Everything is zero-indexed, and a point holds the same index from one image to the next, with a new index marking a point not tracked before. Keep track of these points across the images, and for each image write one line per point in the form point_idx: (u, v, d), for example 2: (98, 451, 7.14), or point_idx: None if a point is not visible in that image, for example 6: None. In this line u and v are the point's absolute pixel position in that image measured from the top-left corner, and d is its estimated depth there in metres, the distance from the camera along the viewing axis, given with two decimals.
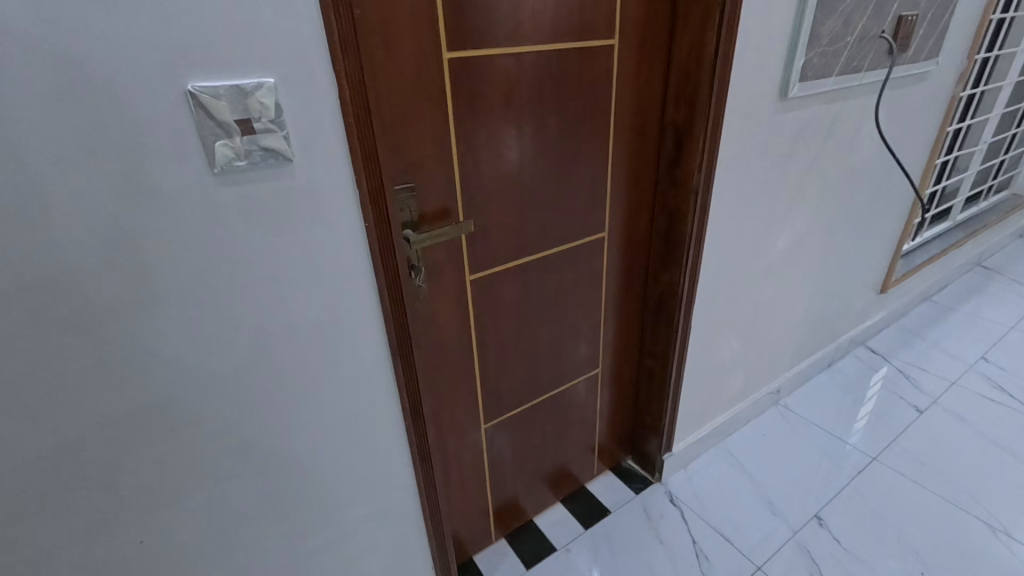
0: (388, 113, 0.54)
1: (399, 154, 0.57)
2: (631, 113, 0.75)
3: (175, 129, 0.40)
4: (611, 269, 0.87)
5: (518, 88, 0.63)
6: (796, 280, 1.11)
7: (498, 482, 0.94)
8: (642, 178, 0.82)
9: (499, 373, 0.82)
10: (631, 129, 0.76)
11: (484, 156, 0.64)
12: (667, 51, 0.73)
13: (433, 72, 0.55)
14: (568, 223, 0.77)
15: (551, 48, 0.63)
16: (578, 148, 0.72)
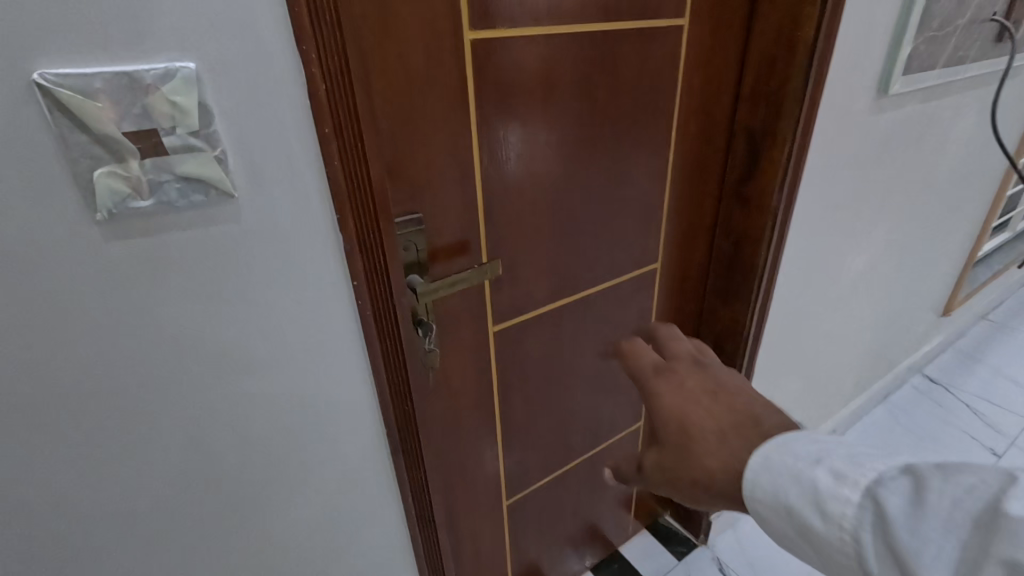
0: (387, 117, 0.38)
1: (401, 173, 0.41)
2: (697, 115, 0.59)
3: (34, 152, 0.25)
4: (661, 306, 0.71)
5: (561, 84, 0.47)
6: (863, 309, 0.95)
7: (521, 556, 0.79)
8: (704, 197, 0.66)
9: (525, 438, 0.66)
10: (695, 134, 0.60)
11: (516, 176, 0.48)
12: (747, 35, 0.57)
13: (449, 58, 0.39)
14: (615, 256, 0.61)
15: (605, 27, 0.46)
16: (631, 161, 0.56)
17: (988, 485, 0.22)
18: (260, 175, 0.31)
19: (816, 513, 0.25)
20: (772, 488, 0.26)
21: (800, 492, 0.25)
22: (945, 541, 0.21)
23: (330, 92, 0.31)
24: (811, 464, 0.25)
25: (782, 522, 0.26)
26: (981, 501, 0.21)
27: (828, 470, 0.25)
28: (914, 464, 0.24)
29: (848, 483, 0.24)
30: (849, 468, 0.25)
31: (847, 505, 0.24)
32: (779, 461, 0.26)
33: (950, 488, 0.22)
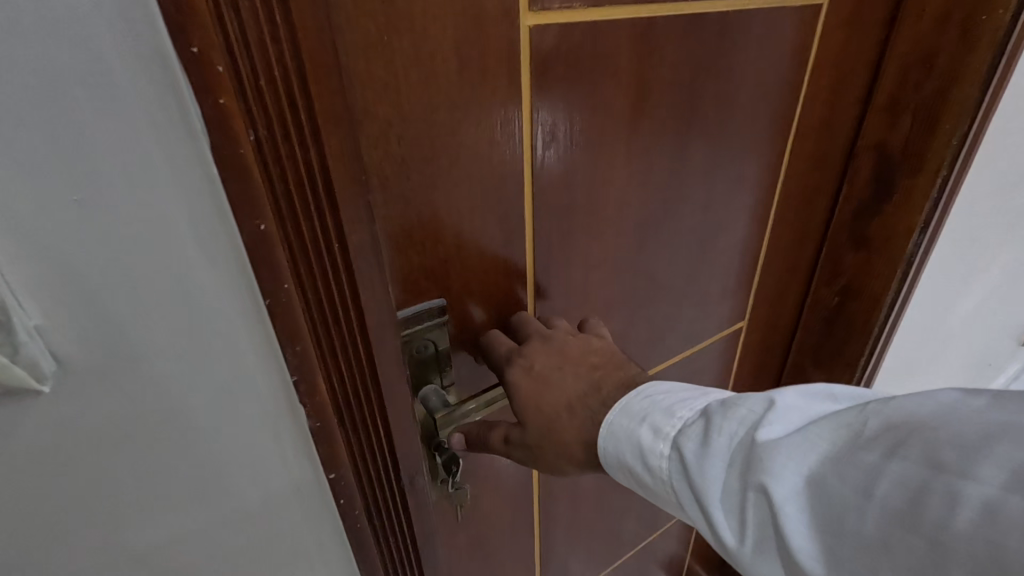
0: (384, 163, 0.23)
1: (413, 247, 0.26)
2: (815, 131, 0.43)
3: None
4: (742, 370, 0.55)
5: (655, 95, 0.31)
6: (963, 357, 0.80)
7: None
8: (807, 235, 0.50)
9: (568, 542, 0.52)
10: (811, 157, 0.44)
11: (583, 232, 0.32)
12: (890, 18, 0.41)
13: (499, 57, 0.24)
14: (699, 319, 0.45)
15: (718, 7, 0.30)
16: (728, 198, 0.40)
17: (755, 416, 0.23)
18: (120, 322, 0.20)
19: (640, 467, 0.26)
20: (614, 452, 0.28)
21: (630, 449, 0.27)
22: (724, 475, 0.23)
23: (274, 147, 0.19)
24: (637, 423, 0.27)
25: (628, 482, 0.28)
26: (747, 430, 0.23)
27: (649, 427, 0.27)
28: (712, 411, 0.25)
29: (662, 437, 0.26)
30: (666, 422, 0.26)
31: (662, 457, 0.26)
32: (617, 424, 0.28)
33: (729, 424, 0.24)
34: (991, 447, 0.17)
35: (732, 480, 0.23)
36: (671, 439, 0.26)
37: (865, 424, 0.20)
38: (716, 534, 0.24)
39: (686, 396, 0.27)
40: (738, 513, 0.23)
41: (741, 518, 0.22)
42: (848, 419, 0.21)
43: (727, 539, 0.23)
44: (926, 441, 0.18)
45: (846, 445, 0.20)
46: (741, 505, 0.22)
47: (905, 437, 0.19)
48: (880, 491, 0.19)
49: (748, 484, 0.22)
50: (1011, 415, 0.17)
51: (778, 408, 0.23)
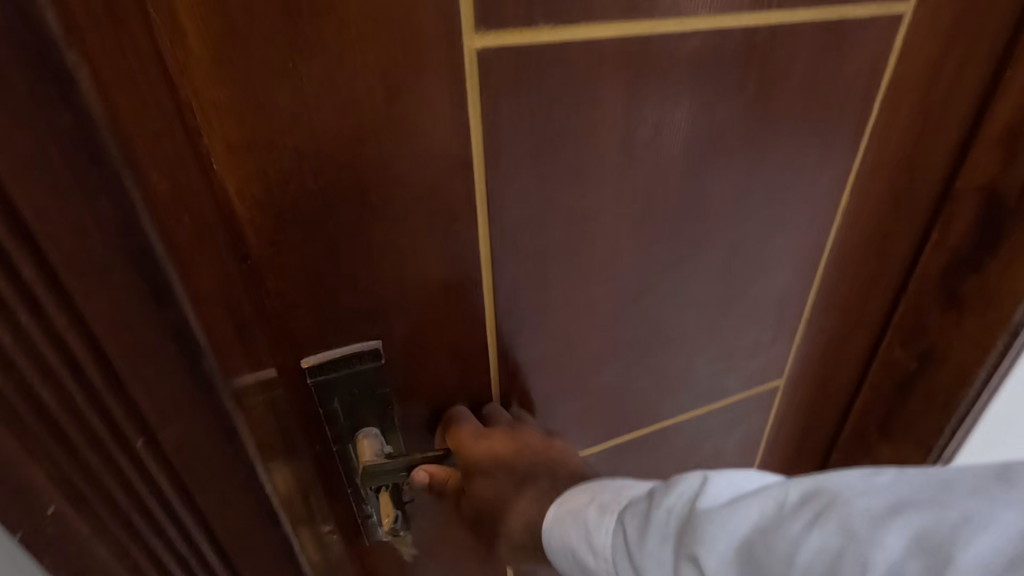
0: (296, 199, 0.21)
1: (335, 289, 0.23)
2: (890, 169, 0.35)
3: None
4: (781, 433, 0.48)
5: (656, 127, 0.26)
6: None
7: None
8: (876, 287, 0.42)
9: None
10: (884, 197, 0.36)
11: (562, 277, 0.28)
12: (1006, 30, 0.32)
13: (438, 84, 0.21)
14: (722, 377, 0.39)
15: (744, 21, 0.25)
16: (764, 240, 0.34)
17: (690, 491, 0.21)
18: None
19: (585, 549, 0.25)
20: (557, 532, 0.26)
21: (577, 532, 0.25)
22: (666, 552, 0.21)
23: (38, 381, 0.17)
24: (586, 503, 0.26)
25: (572, 565, 0.26)
26: (684, 505, 0.21)
27: (596, 505, 0.25)
28: (657, 488, 0.23)
29: (608, 514, 0.24)
30: (611, 501, 0.25)
31: (607, 535, 0.24)
32: (566, 504, 0.27)
33: (668, 502, 0.22)
34: (896, 520, 0.16)
35: (669, 555, 0.21)
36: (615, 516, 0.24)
37: (786, 495, 0.19)
38: None
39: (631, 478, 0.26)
40: None
41: None
42: (772, 493, 0.19)
43: None
44: (844, 517, 0.17)
45: (771, 516, 0.18)
46: None
47: (823, 509, 0.17)
48: (800, 567, 0.17)
49: (681, 560, 0.20)
50: (912, 490, 0.17)
51: (710, 481, 0.21)
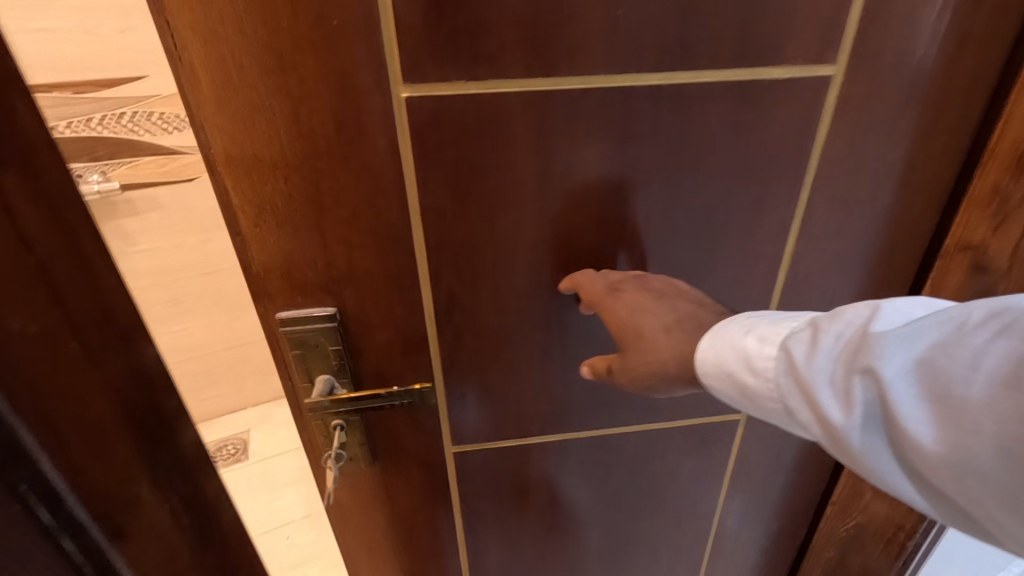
0: (273, 198, 0.29)
1: (307, 267, 0.32)
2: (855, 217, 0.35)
3: None
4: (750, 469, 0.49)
5: (574, 153, 0.31)
6: None
7: None
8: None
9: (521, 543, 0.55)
10: (843, 251, 0.37)
11: (498, 274, 0.34)
12: (977, 74, 0.32)
13: (373, 121, 0.28)
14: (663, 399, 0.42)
15: (647, 80, 0.29)
16: (710, 266, 0.36)
17: (860, 317, 0.25)
18: None
19: (746, 370, 0.28)
20: (714, 359, 0.29)
21: (735, 357, 0.29)
22: (829, 367, 0.25)
23: None
24: (745, 334, 0.29)
25: (719, 394, 0.30)
26: (854, 329, 0.25)
27: (755, 336, 0.28)
28: (817, 318, 0.27)
29: (770, 342, 0.28)
30: (770, 331, 0.28)
31: (768, 360, 0.28)
32: (721, 338, 0.29)
33: (836, 325, 0.26)
34: None
35: (835, 370, 0.25)
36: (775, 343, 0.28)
37: (968, 314, 0.22)
38: (821, 419, 0.25)
39: (772, 312, 0.30)
40: (843, 397, 0.24)
41: (848, 395, 0.24)
42: (952, 313, 0.23)
43: (834, 417, 0.25)
44: None
45: (951, 329, 0.22)
46: (846, 389, 0.24)
47: (1010, 323, 0.21)
48: (986, 367, 0.21)
49: (851, 369, 0.24)
50: None
51: (880, 308, 0.25)
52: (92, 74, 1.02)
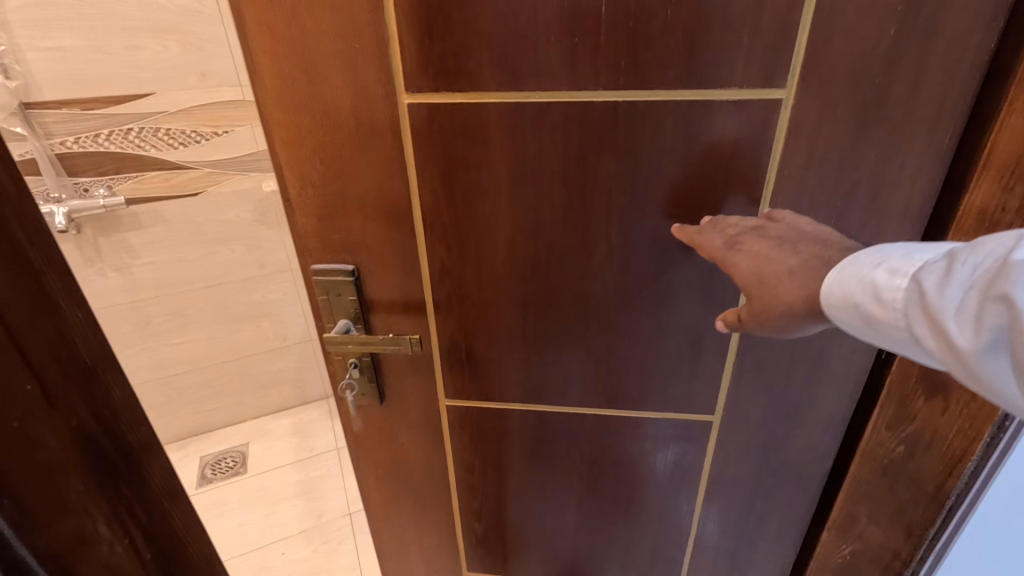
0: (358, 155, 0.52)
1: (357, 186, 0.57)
2: (642, 177, 0.58)
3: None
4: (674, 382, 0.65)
5: (493, 131, 0.56)
6: None
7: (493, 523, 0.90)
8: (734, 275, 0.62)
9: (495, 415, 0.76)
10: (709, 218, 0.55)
11: (478, 206, 0.60)
12: (765, 111, 0.54)
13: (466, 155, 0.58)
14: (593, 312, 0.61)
15: None
16: (593, 211, 0.60)
17: (1003, 247, 0.36)
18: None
19: (875, 297, 0.42)
20: (841, 290, 0.44)
21: (866, 286, 0.42)
22: (961, 292, 0.37)
23: None
24: (875, 266, 0.42)
25: (853, 313, 0.43)
26: (992, 260, 0.36)
27: (886, 268, 0.42)
28: (958, 250, 0.38)
29: (899, 273, 0.41)
30: (899, 266, 0.41)
31: (900, 286, 0.41)
32: (856, 268, 0.43)
33: (974, 258, 0.37)
34: None
35: (971, 296, 0.36)
36: (908, 274, 0.40)
37: None
38: (953, 337, 0.37)
39: (911, 248, 0.42)
40: (974, 319, 0.36)
41: (980, 319, 0.35)
42: None
43: (963, 340, 0.36)
44: None
45: None
46: (978, 313, 0.36)
47: None
48: None
49: (987, 298, 0.35)
50: None
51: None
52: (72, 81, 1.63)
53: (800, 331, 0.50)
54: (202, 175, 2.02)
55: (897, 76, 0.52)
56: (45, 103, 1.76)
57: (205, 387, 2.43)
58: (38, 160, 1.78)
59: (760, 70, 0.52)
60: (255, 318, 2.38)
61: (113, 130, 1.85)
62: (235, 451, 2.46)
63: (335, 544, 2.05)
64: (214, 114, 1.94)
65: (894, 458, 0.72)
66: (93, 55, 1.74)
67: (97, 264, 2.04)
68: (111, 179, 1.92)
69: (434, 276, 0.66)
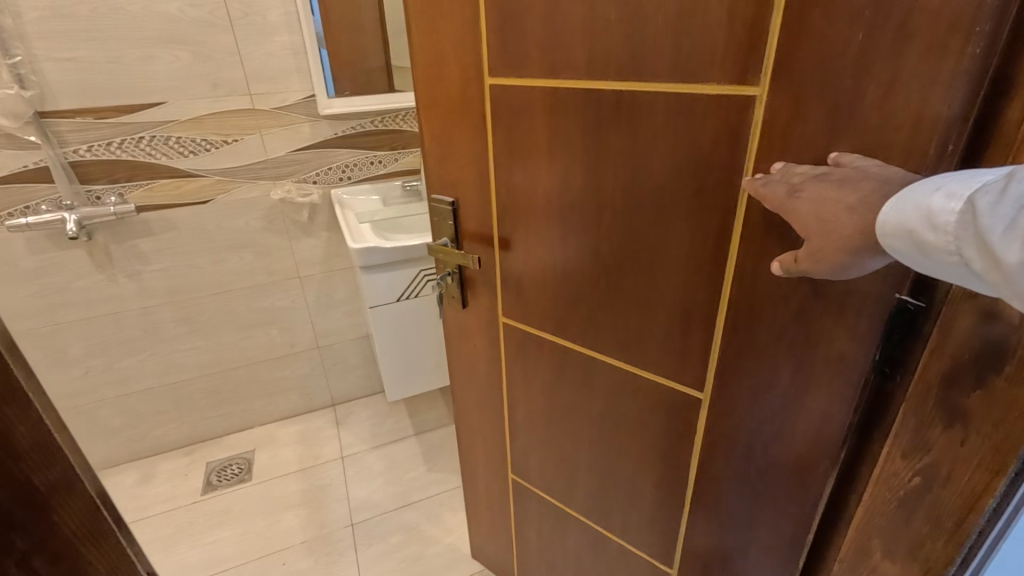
0: (476, 111, 0.99)
1: (464, 133, 1.04)
2: (638, 150, 0.81)
3: None
4: (657, 313, 0.92)
5: (537, 111, 0.90)
6: None
7: (515, 404, 1.34)
8: (717, 252, 0.80)
9: (524, 315, 1.17)
10: (683, 187, 0.79)
11: (529, 159, 0.96)
12: (740, 107, 0.69)
13: (522, 123, 0.94)
14: (594, 237, 0.94)
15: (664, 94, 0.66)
16: (604, 175, 0.87)
17: None
18: None
19: (932, 221, 0.49)
20: (899, 217, 0.51)
21: (926, 212, 0.49)
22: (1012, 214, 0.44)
23: None
24: (934, 194, 0.49)
25: (910, 238, 0.50)
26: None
27: (944, 196, 0.48)
28: (1009, 176, 0.45)
29: (956, 199, 0.47)
30: (955, 193, 0.48)
31: (956, 209, 0.47)
32: (915, 198, 0.50)
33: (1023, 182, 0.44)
34: None
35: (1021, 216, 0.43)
36: (961, 199, 0.47)
37: None
38: (1003, 251, 0.45)
39: (960, 177, 0.49)
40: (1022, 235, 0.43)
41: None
42: None
43: (1013, 254, 0.44)
44: None
45: None
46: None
47: None
48: None
49: None
50: None
51: None
52: (96, 96, 1.89)
53: (859, 263, 0.58)
54: (211, 183, 2.19)
55: (869, 81, 0.58)
56: (61, 112, 1.88)
57: (211, 393, 2.63)
58: (53, 167, 1.90)
59: (737, 68, 0.67)
60: (263, 324, 2.56)
61: (126, 138, 2.00)
62: (241, 458, 2.64)
63: (337, 556, 2.15)
64: (226, 123, 2.11)
65: (910, 489, 0.72)
66: (109, 65, 1.87)
67: (109, 271, 2.19)
68: (123, 186, 2.08)
69: (509, 205, 1.05)
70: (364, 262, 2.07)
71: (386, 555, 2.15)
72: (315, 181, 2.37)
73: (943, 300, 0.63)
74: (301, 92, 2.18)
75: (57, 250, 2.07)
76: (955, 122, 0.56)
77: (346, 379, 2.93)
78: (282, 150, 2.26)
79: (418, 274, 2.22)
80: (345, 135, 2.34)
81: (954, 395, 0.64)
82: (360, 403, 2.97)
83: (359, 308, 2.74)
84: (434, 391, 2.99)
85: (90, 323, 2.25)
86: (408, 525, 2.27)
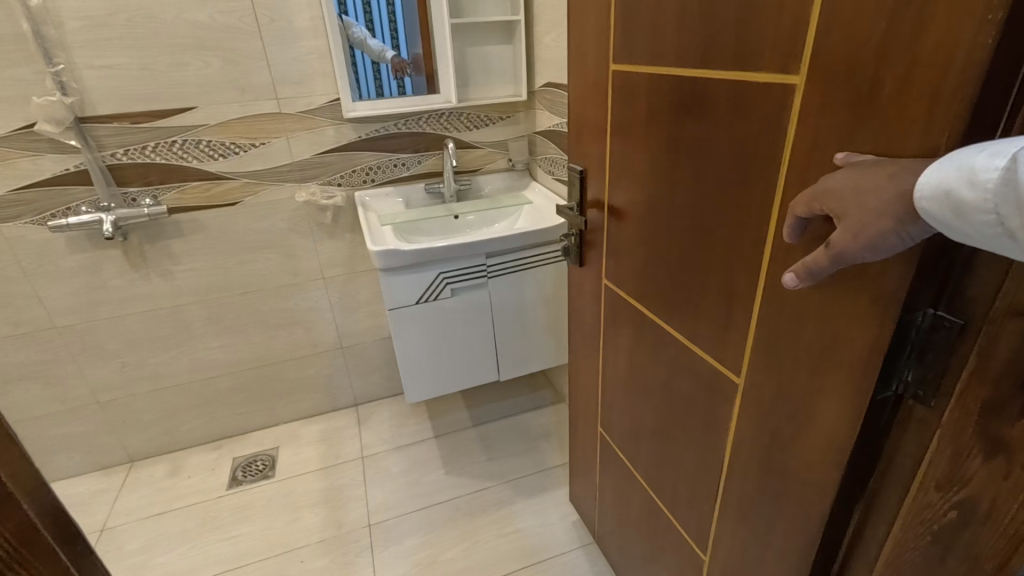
0: (601, 90, 1.21)
1: (594, 108, 1.26)
2: (701, 131, 0.92)
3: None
4: (712, 292, 1.01)
5: (640, 95, 1.07)
6: None
7: (609, 363, 1.52)
8: (759, 237, 0.85)
9: (616, 273, 1.35)
10: (733, 174, 0.87)
11: (630, 132, 1.13)
12: (784, 94, 0.75)
13: (629, 101, 1.11)
14: (665, 209, 1.08)
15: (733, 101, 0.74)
16: (678, 152, 1.00)
17: None
18: None
19: (970, 178, 0.48)
20: (938, 179, 0.51)
21: (968, 170, 0.48)
22: None
23: None
24: (981, 154, 0.47)
25: (945, 199, 0.50)
26: None
27: (989, 156, 0.46)
28: None
29: (1000, 158, 0.45)
30: (1000, 153, 0.46)
31: (997, 168, 0.45)
32: (958, 159, 0.50)
33: None
34: None
35: None
36: (1005, 157, 0.45)
37: None
38: None
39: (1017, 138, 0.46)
40: None
41: None
42: None
43: None
44: None
45: None
46: None
47: None
48: None
49: None
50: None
51: None
52: (144, 103, 1.97)
53: (897, 243, 0.58)
54: (239, 186, 2.21)
55: (890, 72, 0.60)
56: (99, 117, 1.95)
57: (240, 390, 2.62)
58: (90, 170, 1.97)
59: (780, 60, 0.74)
60: (287, 325, 2.55)
61: (159, 142, 2.05)
62: (265, 455, 2.60)
63: (353, 556, 2.07)
64: (252, 127, 2.13)
65: (946, 523, 0.70)
66: (140, 72, 1.92)
67: (143, 270, 2.22)
68: (157, 189, 2.12)
69: (614, 174, 1.25)
70: (384, 265, 1.99)
71: (405, 559, 2.05)
72: (339, 184, 2.36)
73: (981, 319, 0.61)
74: (326, 96, 2.18)
75: (94, 249, 2.12)
76: (979, 103, 0.54)
77: (369, 381, 2.88)
78: (308, 153, 2.26)
79: (438, 276, 2.11)
80: (369, 138, 2.32)
81: (996, 423, 0.62)
82: (383, 405, 2.90)
83: (382, 309, 2.67)
84: (459, 398, 2.93)
85: (125, 320, 2.28)
86: (426, 528, 2.18)
